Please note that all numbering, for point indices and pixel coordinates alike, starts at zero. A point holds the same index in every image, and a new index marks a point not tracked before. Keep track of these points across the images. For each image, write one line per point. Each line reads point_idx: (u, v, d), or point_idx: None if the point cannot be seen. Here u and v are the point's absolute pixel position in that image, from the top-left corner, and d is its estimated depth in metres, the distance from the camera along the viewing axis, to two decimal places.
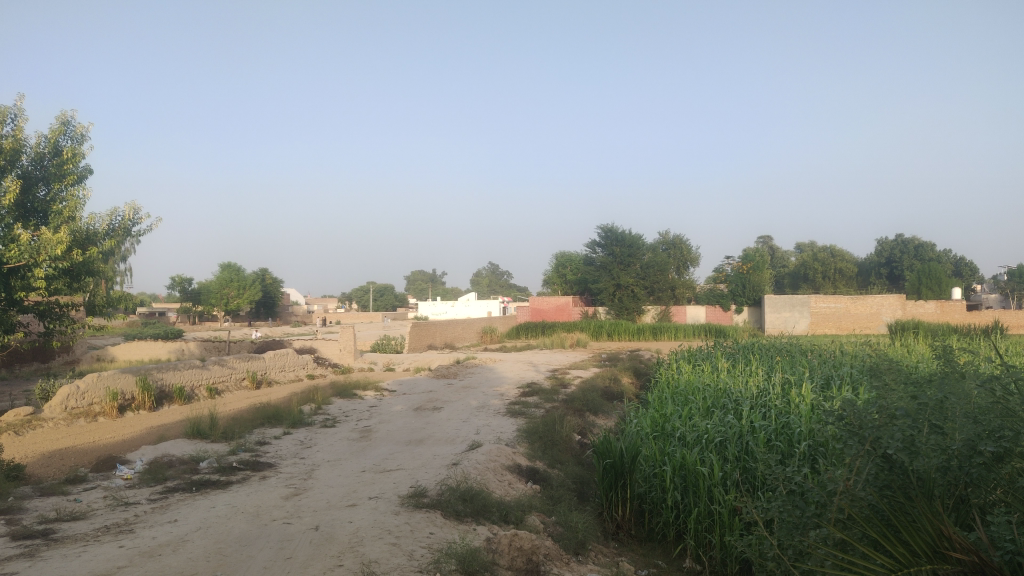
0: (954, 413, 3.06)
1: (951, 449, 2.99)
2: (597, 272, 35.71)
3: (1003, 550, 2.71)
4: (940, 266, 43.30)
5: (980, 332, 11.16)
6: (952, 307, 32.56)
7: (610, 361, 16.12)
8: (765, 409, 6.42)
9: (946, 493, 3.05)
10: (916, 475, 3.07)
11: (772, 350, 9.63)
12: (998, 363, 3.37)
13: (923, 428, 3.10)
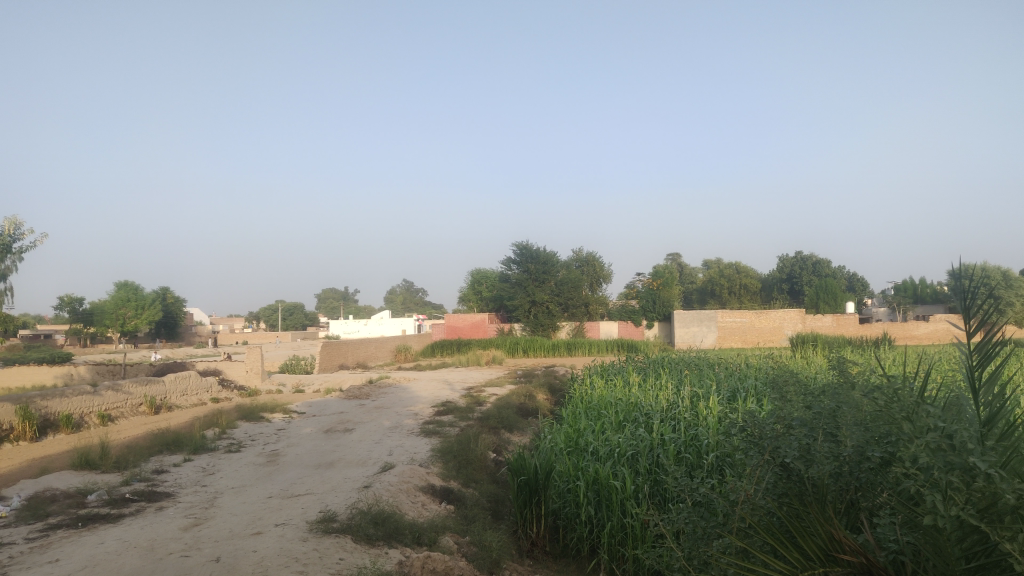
0: (845, 421, 3.28)
1: (842, 456, 3.22)
2: (512, 289, 35.92)
3: (887, 550, 2.94)
4: (835, 281, 45.60)
5: (873, 344, 11.75)
6: (847, 320, 34.28)
7: (525, 378, 16.20)
8: (674, 422, 6.60)
9: (838, 497, 3.27)
10: (810, 481, 3.31)
11: (681, 364, 9.87)
12: (882, 374, 3.64)
13: (819, 436, 3.36)
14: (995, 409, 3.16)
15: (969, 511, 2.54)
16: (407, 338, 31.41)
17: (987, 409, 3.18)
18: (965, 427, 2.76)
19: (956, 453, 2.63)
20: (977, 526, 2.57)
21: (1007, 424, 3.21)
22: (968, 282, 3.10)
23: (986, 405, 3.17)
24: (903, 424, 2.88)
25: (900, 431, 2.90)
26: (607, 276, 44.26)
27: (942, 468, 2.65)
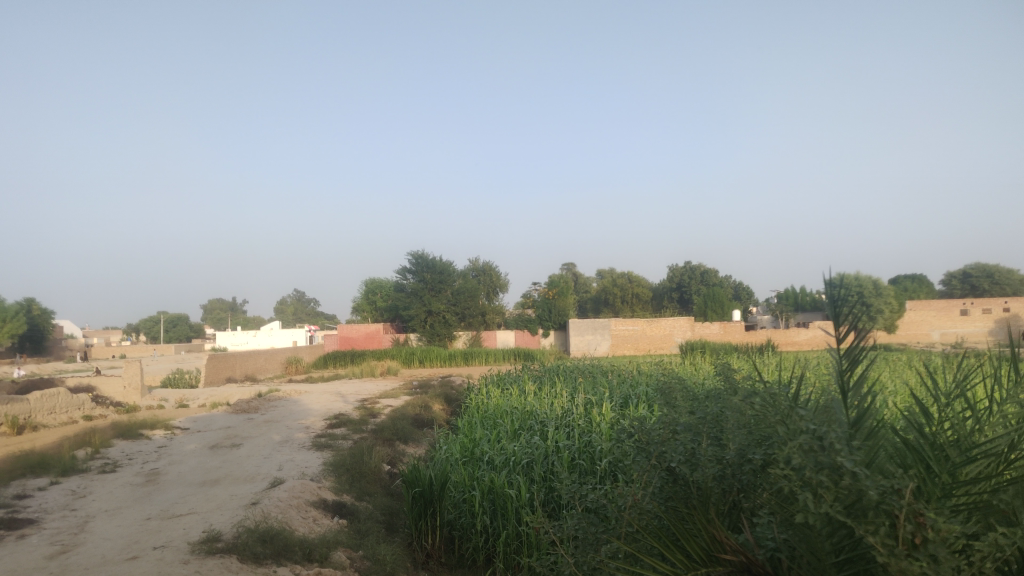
0: (727, 425, 3.45)
1: (725, 459, 3.39)
2: (407, 299, 35.56)
3: (765, 548, 3.09)
4: (721, 290, 47.69)
5: (754, 349, 12.34)
6: (732, 327, 35.88)
7: (421, 389, 16.11)
8: (568, 429, 6.73)
9: (721, 498, 3.44)
10: (694, 484, 3.51)
11: (575, 372, 10.05)
12: (759, 379, 3.84)
13: (703, 441, 3.55)
14: (862, 409, 3.36)
15: (837, 508, 2.69)
16: (299, 349, 30.62)
17: (854, 410, 3.38)
18: (833, 428, 2.93)
19: (825, 452, 2.76)
20: (844, 522, 2.73)
21: (872, 423, 3.42)
22: (837, 290, 3.30)
23: (854, 406, 3.36)
24: (779, 426, 3.03)
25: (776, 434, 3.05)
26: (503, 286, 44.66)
27: (813, 468, 2.77)
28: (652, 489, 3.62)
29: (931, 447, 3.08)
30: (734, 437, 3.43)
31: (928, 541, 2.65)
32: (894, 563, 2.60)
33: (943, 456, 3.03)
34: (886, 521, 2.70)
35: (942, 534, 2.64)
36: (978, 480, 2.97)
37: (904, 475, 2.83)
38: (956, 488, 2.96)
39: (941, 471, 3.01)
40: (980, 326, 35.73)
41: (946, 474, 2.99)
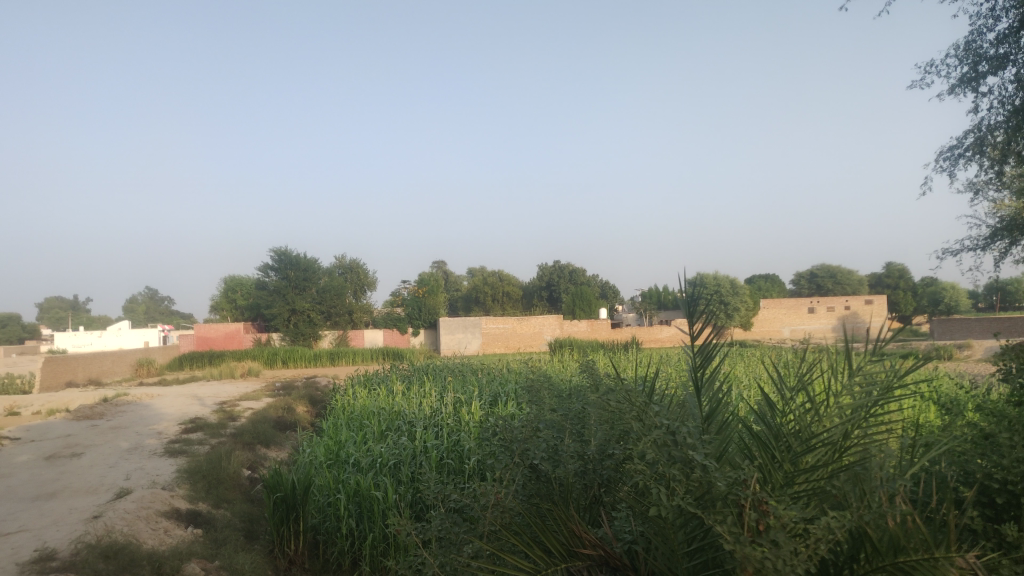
0: (590, 422, 3.55)
1: (587, 455, 3.49)
2: (269, 297, 34.28)
3: (623, 541, 3.23)
4: (588, 290, 49.40)
5: (618, 347, 12.78)
6: (597, 326, 37.15)
7: (284, 391, 15.61)
8: (437, 428, 6.72)
9: (583, 494, 3.57)
10: (556, 480, 3.57)
11: (443, 371, 10.03)
12: (619, 376, 3.97)
13: (566, 437, 3.64)
14: (714, 405, 3.58)
15: (688, 499, 2.82)
16: (151, 350, 28.92)
17: (707, 405, 3.60)
18: (684, 424, 3.07)
19: (677, 447, 2.90)
20: (694, 513, 2.86)
21: (724, 417, 3.64)
22: (695, 290, 3.44)
23: (708, 401, 3.57)
24: (634, 422, 3.11)
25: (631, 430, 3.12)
26: (371, 284, 44.05)
27: (666, 462, 2.90)
28: (515, 487, 3.61)
29: (775, 438, 3.33)
30: (596, 433, 3.54)
31: (770, 527, 2.81)
32: (739, 549, 2.72)
33: (785, 446, 3.28)
34: (734, 510, 2.87)
35: (781, 521, 2.81)
36: (817, 469, 3.26)
37: (749, 467, 3.03)
38: (797, 476, 3.24)
39: (784, 460, 3.26)
40: (820, 323, 38.75)
41: (788, 463, 3.25)
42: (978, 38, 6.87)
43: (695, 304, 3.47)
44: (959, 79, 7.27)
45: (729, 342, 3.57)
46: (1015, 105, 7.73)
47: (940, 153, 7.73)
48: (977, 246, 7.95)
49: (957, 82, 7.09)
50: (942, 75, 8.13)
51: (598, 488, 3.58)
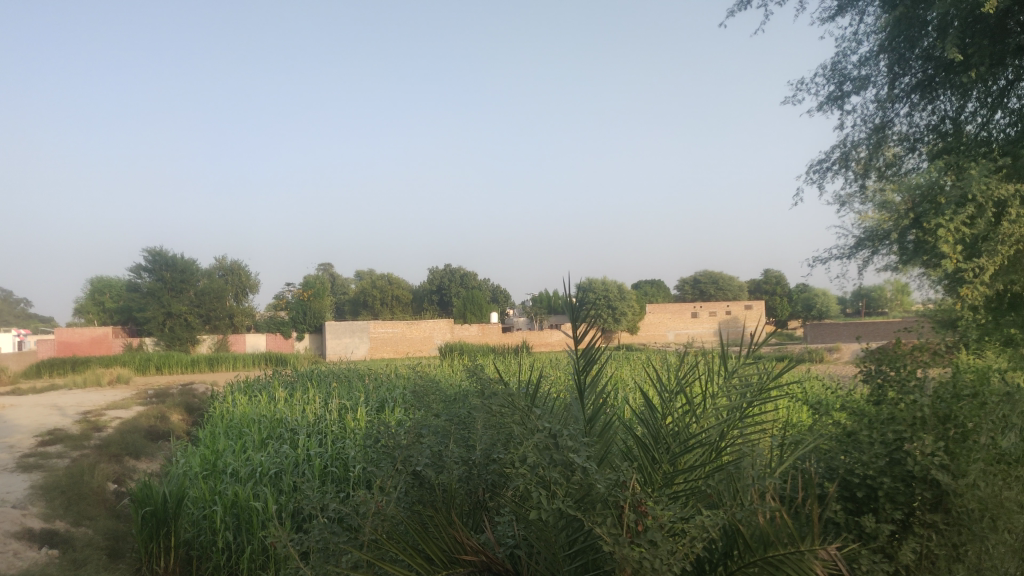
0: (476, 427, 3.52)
1: (472, 460, 3.48)
2: (143, 299, 32.59)
3: (505, 546, 3.23)
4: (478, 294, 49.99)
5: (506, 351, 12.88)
6: (488, 330, 37.50)
7: (157, 398, 14.85)
8: (321, 436, 6.54)
9: (466, 499, 3.58)
10: (440, 486, 3.56)
11: (329, 376, 9.79)
12: (504, 380, 3.96)
13: (450, 442, 3.61)
14: (597, 407, 3.62)
15: (568, 502, 2.83)
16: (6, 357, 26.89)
17: (591, 407, 3.66)
18: (565, 428, 3.08)
19: (559, 450, 2.90)
20: (574, 515, 2.87)
21: (607, 419, 3.69)
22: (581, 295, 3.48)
23: (591, 404, 3.62)
24: (517, 427, 3.10)
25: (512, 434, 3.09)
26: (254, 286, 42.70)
27: (546, 466, 2.89)
28: (398, 495, 3.53)
29: (654, 440, 3.40)
30: (482, 438, 3.53)
31: (648, 528, 2.86)
32: (618, 551, 2.74)
33: (664, 447, 3.36)
34: (613, 512, 2.89)
35: (659, 522, 2.84)
36: (694, 469, 3.38)
37: (628, 469, 3.09)
38: (676, 477, 3.33)
39: (664, 462, 3.34)
40: (701, 327, 40.45)
41: (667, 464, 3.34)
42: (843, 59, 7.32)
43: (585, 309, 3.49)
44: (827, 97, 7.71)
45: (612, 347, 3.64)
46: (875, 123, 8.29)
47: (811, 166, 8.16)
48: (842, 255, 8.44)
49: (824, 100, 7.51)
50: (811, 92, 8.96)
51: (483, 493, 3.61)
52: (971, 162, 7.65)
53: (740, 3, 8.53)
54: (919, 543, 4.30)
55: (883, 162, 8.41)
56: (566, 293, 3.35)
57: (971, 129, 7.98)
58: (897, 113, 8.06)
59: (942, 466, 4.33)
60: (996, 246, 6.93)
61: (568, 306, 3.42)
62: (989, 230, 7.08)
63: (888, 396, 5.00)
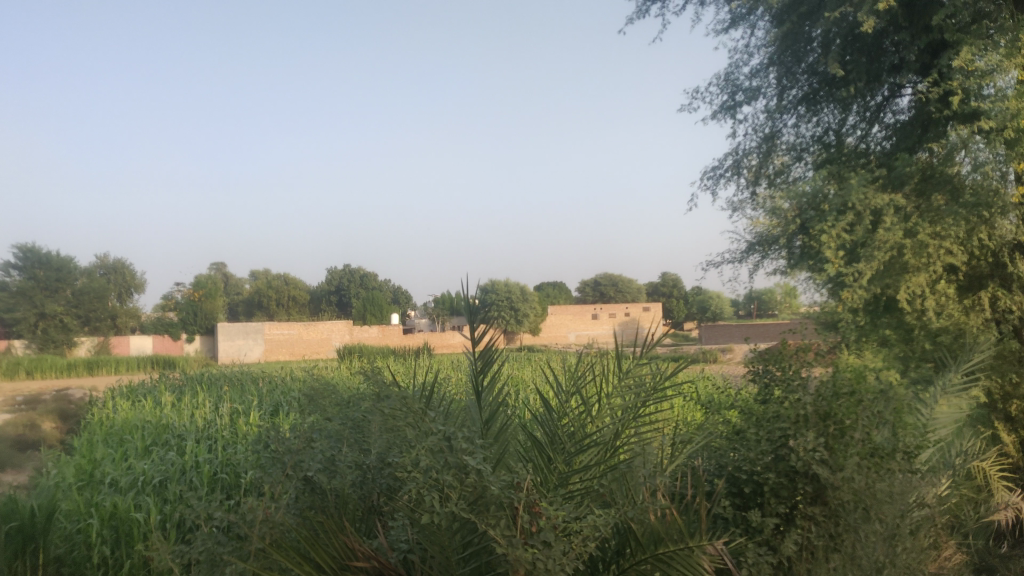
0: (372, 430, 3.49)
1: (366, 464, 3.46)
2: (14, 300, 30.54)
3: (398, 550, 3.18)
4: (378, 295, 49.58)
5: (406, 353, 12.80)
6: (389, 332, 37.22)
7: (28, 406, 13.94)
8: (211, 441, 6.28)
9: (360, 503, 3.54)
10: (332, 492, 3.47)
11: (220, 380, 9.44)
12: (398, 381, 3.83)
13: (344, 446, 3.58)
14: (494, 409, 3.61)
15: (461, 505, 2.78)
16: None
17: (488, 409, 3.63)
18: (461, 431, 3.05)
19: (453, 453, 2.85)
20: (467, 518, 2.83)
21: (503, 420, 3.68)
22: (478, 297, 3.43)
23: (488, 406, 3.60)
24: (410, 430, 3.04)
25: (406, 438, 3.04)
26: (139, 286, 40.74)
27: (440, 468, 2.84)
28: (287, 501, 3.37)
29: (550, 441, 3.41)
30: (376, 442, 3.46)
31: (541, 529, 2.85)
32: (511, 552, 2.73)
33: (560, 447, 3.36)
34: (507, 513, 2.86)
35: (552, 522, 2.86)
36: (589, 468, 3.40)
37: (523, 470, 3.06)
38: (571, 477, 3.34)
39: (560, 462, 3.35)
40: (600, 329, 41.35)
41: (563, 464, 3.36)
42: (735, 70, 7.60)
43: (484, 310, 3.46)
44: (720, 106, 7.97)
45: (510, 349, 3.63)
46: (765, 133, 8.65)
47: (706, 172, 8.40)
48: (734, 259, 8.72)
49: (717, 108, 7.77)
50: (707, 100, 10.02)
51: (377, 498, 3.51)
52: (852, 172, 8.04)
53: (636, 11, 8.95)
54: (801, 534, 4.49)
55: (773, 170, 8.77)
56: (464, 294, 3.31)
57: (852, 141, 8.47)
58: (786, 123, 8.45)
59: (822, 461, 4.52)
60: (874, 251, 7.24)
61: (466, 307, 3.38)
62: (866, 237, 7.42)
63: (774, 394, 5.21)
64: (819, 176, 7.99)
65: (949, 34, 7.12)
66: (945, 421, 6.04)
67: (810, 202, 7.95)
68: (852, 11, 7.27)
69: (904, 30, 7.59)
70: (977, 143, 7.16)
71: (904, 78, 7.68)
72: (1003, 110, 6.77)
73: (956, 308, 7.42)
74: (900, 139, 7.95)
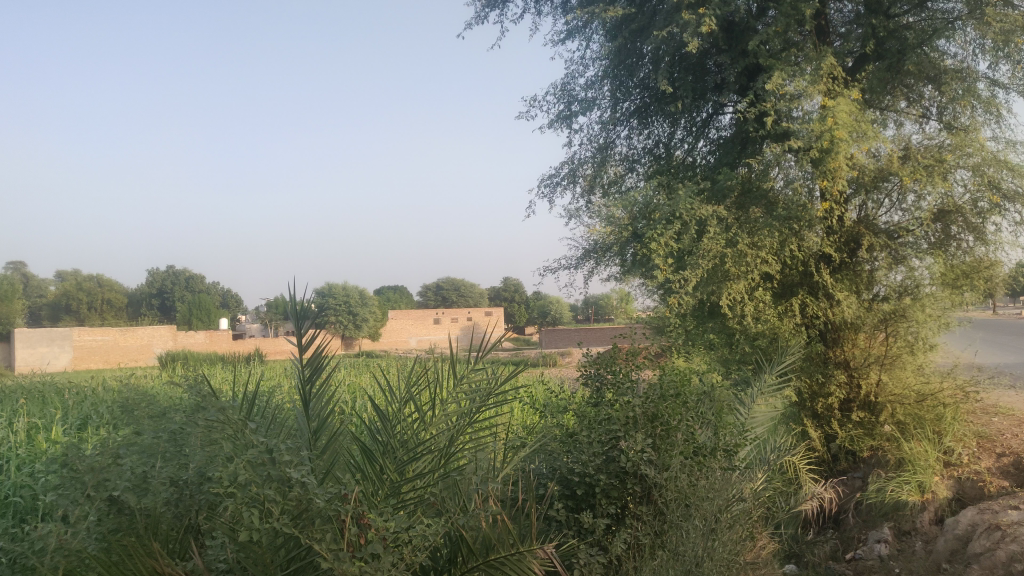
0: (189, 443, 3.14)
1: (181, 480, 3.12)
2: None
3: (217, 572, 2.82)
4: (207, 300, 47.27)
5: (235, 360, 12.18)
6: (219, 339, 35.47)
7: None
8: (3, 461, 5.60)
9: (174, 522, 3.16)
10: (142, 512, 3.08)
11: (18, 391, 8.51)
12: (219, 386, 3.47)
13: (157, 461, 3.18)
14: (322, 418, 3.38)
15: (284, 521, 2.53)
16: None
17: (317, 418, 3.39)
18: (284, 443, 2.80)
19: (275, 465, 2.59)
20: (289, 535, 2.59)
21: (333, 428, 3.46)
22: (296, 305, 3.17)
23: (316, 415, 3.37)
24: (227, 444, 2.76)
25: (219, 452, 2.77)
26: None
27: (260, 483, 2.57)
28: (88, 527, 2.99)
29: (381, 449, 3.25)
30: (195, 455, 3.09)
31: (369, 542, 2.72)
32: (338, 566, 2.58)
33: (392, 456, 3.20)
34: (333, 526, 2.67)
35: (380, 533, 2.73)
36: (423, 476, 3.28)
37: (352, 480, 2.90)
38: (402, 486, 3.21)
39: (392, 472, 3.21)
40: (442, 333, 41.39)
41: (394, 473, 3.21)
42: (571, 80, 7.78)
43: (317, 312, 3.26)
44: (556, 116, 8.13)
45: (341, 355, 3.43)
46: (600, 143, 8.94)
47: (543, 180, 8.56)
48: (569, 265, 8.94)
49: (555, 118, 7.92)
50: (543, 109, 10.25)
51: (195, 516, 3.16)
52: (680, 183, 8.44)
53: (476, 17, 8.96)
54: (630, 533, 4.61)
55: (607, 180, 9.11)
56: (292, 296, 3.10)
57: (679, 154, 9.00)
58: (619, 135, 8.81)
59: (649, 461, 4.73)
60: (698, 259, 7.69)
61: (294, 310, 3.16)
62: (692, 245, 7.86)
63: (605, 397, 5.33)
64: (649, 187, 8.33)
65: (763, 59, 7.65)
66: (761, 420, 6.45)
67: (642, 211, 8.24)
68: (679, 32, 7.63)
69: (725, 53, 8.11)
70: (788, 161, 7.74)
71: (726, 96, 8.19)
72: (810, 130, 7.34)
73: (771, 315, 7.91)
74: (722, 154, 8.54)
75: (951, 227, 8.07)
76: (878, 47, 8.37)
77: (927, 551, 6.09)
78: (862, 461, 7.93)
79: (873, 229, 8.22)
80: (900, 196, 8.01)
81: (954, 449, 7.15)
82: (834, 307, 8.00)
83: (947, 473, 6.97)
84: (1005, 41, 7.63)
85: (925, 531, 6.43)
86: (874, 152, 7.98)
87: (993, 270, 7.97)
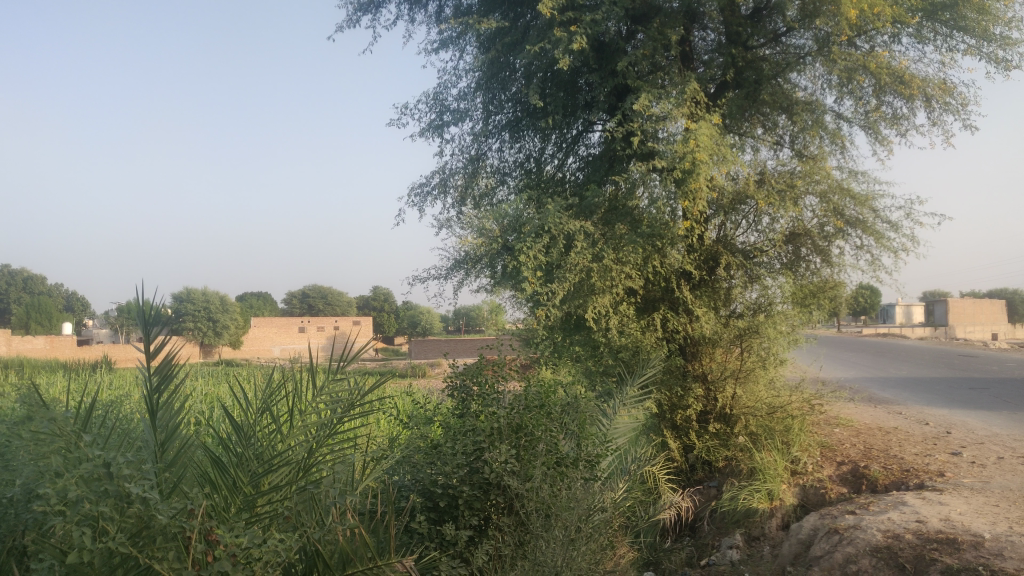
0: (14, 457, 2.87)
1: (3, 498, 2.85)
2: None
3: None
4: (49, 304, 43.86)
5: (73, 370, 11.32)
6: (61, 346, 32.93)
7: None
8: None
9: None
10: None
11: None
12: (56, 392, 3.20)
13: None
14: (171, 429, 3.09)
15: (121, 540, 2.33)
16: None
17: (166, 428, 3.11)
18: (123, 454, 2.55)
19: (112, 480, 2.36)
20: (127, 554, 2.38)
21: (183, 437, 3.23)
22: (148, 307, 2.88)
23: (164, 427, 3.07)
24: (57, 457, 2.49)
25: (48, 465, 2.52)
26: None
27: (94, 500, 2.33)
28: None
29: (235, 461, 3.07)
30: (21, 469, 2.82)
31: (216, 560, 2.56)
32: None
33: (246, 468, 3.05)
34: (177, 544, 2.50)
35: (229, 550, 2.56)
36: (278, 489, 3.13)
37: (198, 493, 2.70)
38: (257, 499, 3.04)
39: (245, 484, 3.05)
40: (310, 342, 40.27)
41: (249, 486, 3.05)
42: (444, 90, 7.79)
43: (171, 317, 3.01)
44: (428, 124, 8.11)
45: (194, 363, 3.19)
46: (471, 154, 9.04)
47: (413, 188, 8.48)
48: (439, 275, 8.87)
49: (426, 126, 7.90)
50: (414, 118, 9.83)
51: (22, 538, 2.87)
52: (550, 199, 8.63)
53: (348, 20, 8.82)
54: (491, 544, 4.59)
55: (479, 192, 9.18)
56: (143, 299, 2.83)
57: (550, 169, 9.19)
58: (490, 147, 8.91)
59: (512, 472, 4.76)
60: (565, 273, 7.86)
61: (145, 314, 2.88)
62: (560, 259, 8.03)
63: (471, 409, 5.32)
64: (520, 200, 8.45)
65: (631, 80, 7.94)
66: (622, 430, 6.64)
67: (512, 224, 8.35)
68: (550, 48, 7.81)
69: (595, 72, 8.37)
70: (653, 180, 8.06)
71: (596, 115, 8.42)
72: (673, 151, 7.68)
73: (634, 328, 8.23)
74: (591, 171, 8.79)
75: (801, 249, 8.69)
76: (737, 76, 8.85)
77: (773, 555, 6.46)
78: (717, 470, 8.31)
79: (730, 248, 8.67)
80: (756, 218, 8.51)
81: (799, 458, 7.63)
82: (693, 322, 8.40)
83: (793, 481, 7.41)
84: (848, 77, 8.32)
85: (772, 536, 6.82)
86: (733, 174, 8.36)
87: (837, 291, 8.58)
